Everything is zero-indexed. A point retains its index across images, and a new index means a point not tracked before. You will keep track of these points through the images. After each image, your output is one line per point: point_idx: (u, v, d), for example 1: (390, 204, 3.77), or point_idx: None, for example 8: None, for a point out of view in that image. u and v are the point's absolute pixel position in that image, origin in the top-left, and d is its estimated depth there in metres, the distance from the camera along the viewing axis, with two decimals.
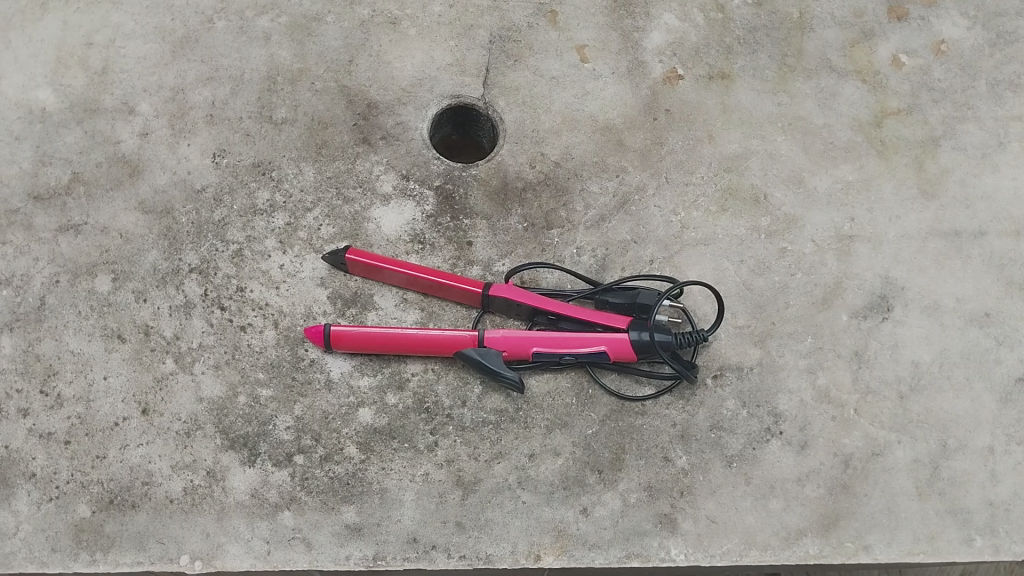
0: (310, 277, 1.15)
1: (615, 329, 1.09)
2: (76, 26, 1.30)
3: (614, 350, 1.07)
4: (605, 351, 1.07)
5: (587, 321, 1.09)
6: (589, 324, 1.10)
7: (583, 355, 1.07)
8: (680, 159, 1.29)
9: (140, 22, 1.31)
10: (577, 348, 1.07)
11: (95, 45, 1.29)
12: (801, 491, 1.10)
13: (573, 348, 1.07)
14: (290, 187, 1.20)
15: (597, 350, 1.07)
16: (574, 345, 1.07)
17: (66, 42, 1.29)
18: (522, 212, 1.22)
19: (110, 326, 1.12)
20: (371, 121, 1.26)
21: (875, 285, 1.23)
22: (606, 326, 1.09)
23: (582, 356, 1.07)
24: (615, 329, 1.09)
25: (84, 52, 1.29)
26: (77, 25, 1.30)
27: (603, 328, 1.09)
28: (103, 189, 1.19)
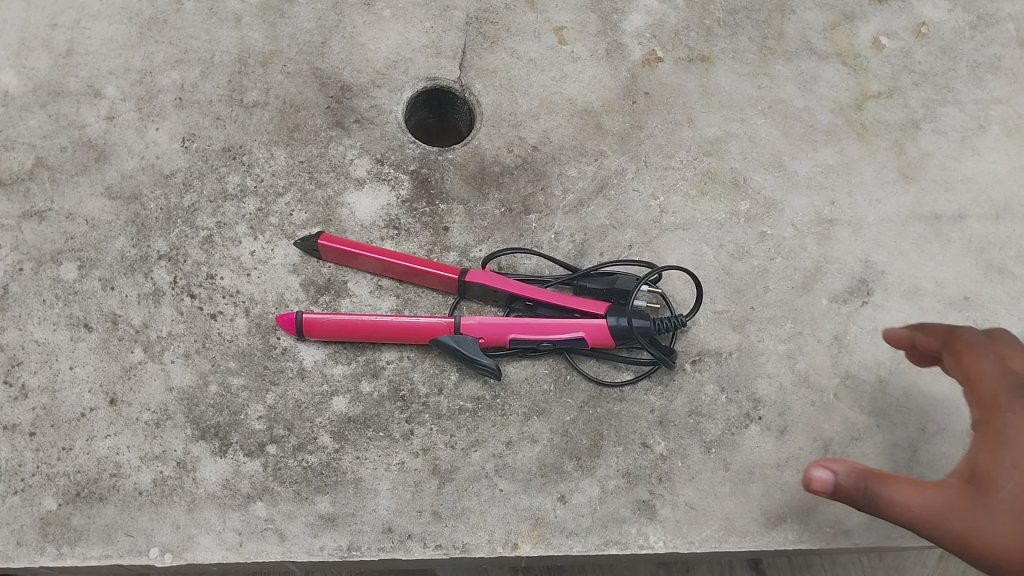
0: (283, 263, 1.13)
1: (593, 315, 1.08)
2: (39, 7, 1.27)
3: (592, 336, 1.06)
4: (583, 337, 1.06)
5: (565, 307, 1.08)
6: (567, 310, 1.08)
7: (560, 341, 1.06)
8: (660, 142, 1.27)
9: (106, 2, 1.27)
10: (555, 334, 1.06)
11: (59, 26, 1.26)
12: (780, 477, 1.09)
13: (550, 335, 1.06)
14: (261, 172, 1.18)
15: (575, 336, 1.06)
16: (552, 332, 1.06)
17: (28, 23, 1.26)
18: (499, 196, 1.20)
19: (75, 315, 1.09)
20: (345, 104, 1.23)
21: (855, 269, 1.22)
22: (584, 312, 1.08)
23: (560, 343, 1.06)
24: (593, 314, 1.08)
25: (47, 33, 1.25)
26: (41, 6, 1.27)
27: (581, 314, 1.08)
28: (68, 174, 1.16)
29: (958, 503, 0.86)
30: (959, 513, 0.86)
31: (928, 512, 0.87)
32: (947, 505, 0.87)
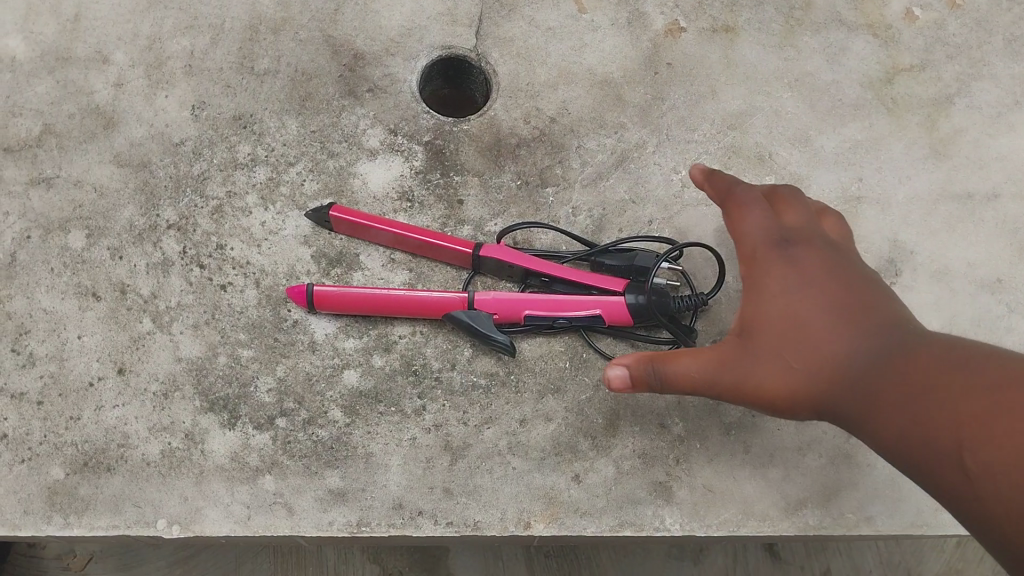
0: (294, 235, 1.10)
1: (610, 292, 1.05)
2: None
3: (609, 314, 1.03)
4: (600, 315, 1.03)
5: (582, 284, 1.05)
6: (585, 287, 1.05)
7: (577, 318, 1.03)
8: (682, 115, 1.23)
9: None
10: (571, 312, 1.03)
11: None
12: (801, 461, 1.06)
13: (566, 312, 1.03)
14: (272, 141, 1.15)
15: (592, 314, 1.03)
16: (568, 309, 1.03)
17: None
18: (515, 169, 1.17)
19: (84, 283, 1.08)
20: (358, 73, 1.20)
21: (882, 249, 1.18)
22: (601, 289, 1.05)
23: (576, 320, 1.03)
24: (611, 291, 1.05)
25: None
26: None
27: (598, 291, 1.05)
28: (76, 141, 1.15)
29: (723, 362, 0.88)
30: (727, 372, 0.88)
31: (714, 378, 0.89)
32: (716, 368, 0.88)
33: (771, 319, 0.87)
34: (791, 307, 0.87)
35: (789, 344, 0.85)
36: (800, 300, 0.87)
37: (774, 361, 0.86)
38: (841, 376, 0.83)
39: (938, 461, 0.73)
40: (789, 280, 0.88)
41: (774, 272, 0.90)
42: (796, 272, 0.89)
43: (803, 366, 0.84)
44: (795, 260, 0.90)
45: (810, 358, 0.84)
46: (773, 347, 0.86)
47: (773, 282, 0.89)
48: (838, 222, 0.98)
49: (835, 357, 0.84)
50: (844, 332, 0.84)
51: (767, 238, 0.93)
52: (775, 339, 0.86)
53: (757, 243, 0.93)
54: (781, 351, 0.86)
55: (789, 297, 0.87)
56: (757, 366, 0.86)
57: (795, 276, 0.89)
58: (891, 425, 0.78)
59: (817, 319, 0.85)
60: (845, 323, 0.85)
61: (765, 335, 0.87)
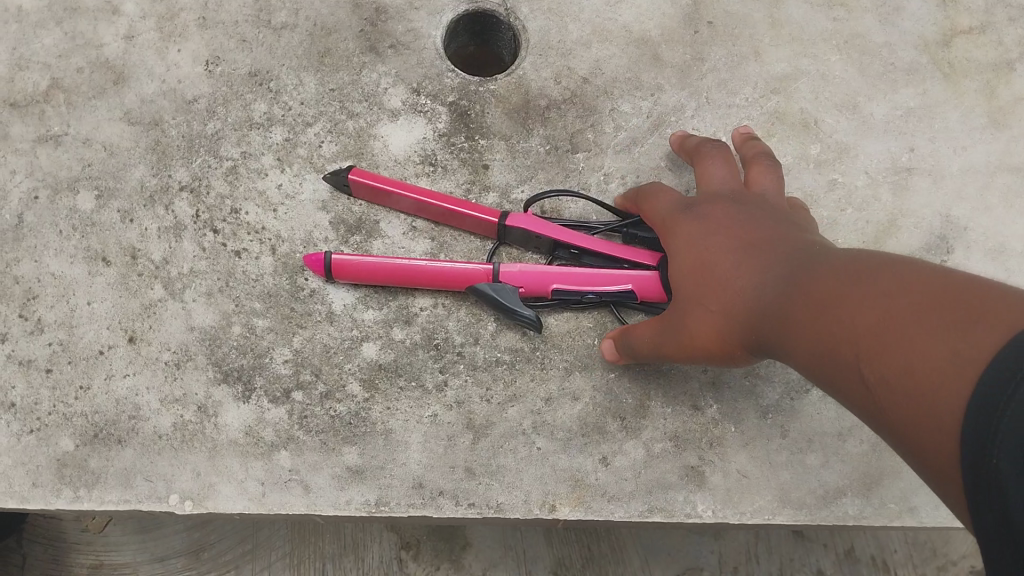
0: (312, 199, 1.06)
1: (644, 266, 0.99)
2: None
3: (642, 290, 0.97)
4: (632, 291, 0.97)
5: (614, 257, 0.99)
6: (616, 260, 0.99)
7: (607, 294, 0.98)
8: (723, 77, 1.16)
9: None
10: (601, 287, 0.98)
11: None
12: (842, 447, 1.01)
13: (596, 287, 0.98)
14: (290, 99, 1.10)
15: (623, 290, 0.97)
16: (598, 284, 0.97)
17: None
18: (545, 132, 1.11)
19: (94, 247, 1.04)
20: (381, 28, 1.14)
21: (934, 225, 1.12)
22: (634, 263, 0.99)
23: (607, 296, 0.98)
24: (644, 266, 0.99)
25: None
26: None
27: (631, 265, 0.99)
28: (85, 97, 1.10)
29: (662, 323, 0.89)
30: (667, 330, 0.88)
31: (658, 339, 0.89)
32: (659, 330, 0.89)
33: (685, 272, 0.87)
34: (700, 258, 0.85)
35: (702, 293, 0.84)
36: (704, 250, 0.86)
37: (694, 311, 0.84)
38: (752, 314, 0.78)
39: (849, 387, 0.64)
40: (696, 231, 0.88)
41: (681, 230, 0.90)
42: (700, 223, 0.88)
43: (720, 311, 0.82)
44: (695, 216, 0.90)
45: (722, 302, 0.82)
46: (692, 297, 0.85)
47: (682, 240, 0.89)
48: (765, 166, 0.96)
49: (746, 299, 0.79)
50: (750, 270, 0.80)
51: (678, 203, 0.93)
52: (693, 290, 0.85)
53: (668, 208, 0.94)
54: (697, 301, 0.84)
55: (694, 250, 0.87)
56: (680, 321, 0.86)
57: (703, 227, 0.88)
58: (803, 356, 0.70)
59: (722, 265, 0.83)
60: (754, 262, 0.81)
61: (684, 287, 0.87)
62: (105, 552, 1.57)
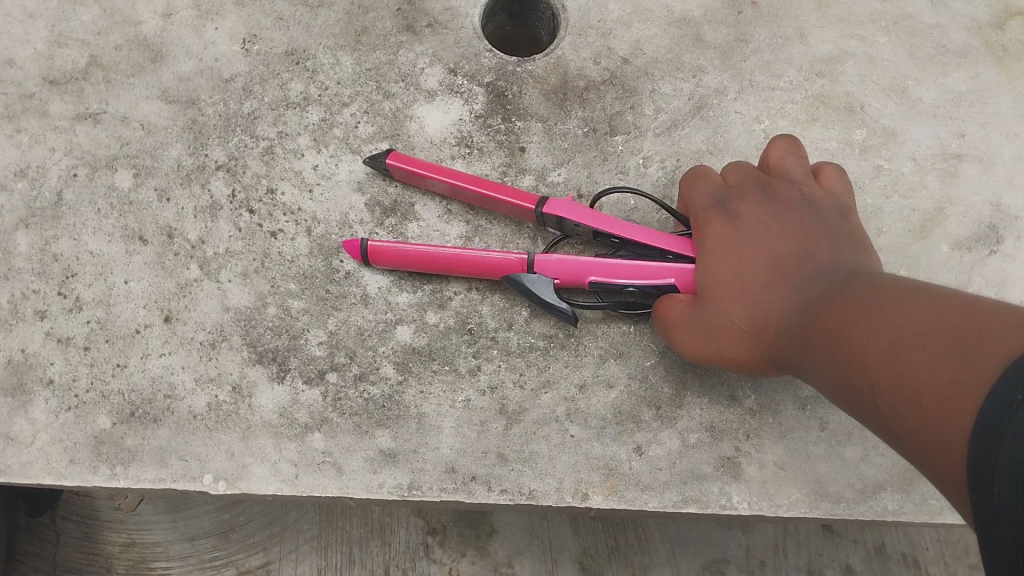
0: (348, 180, 1.05)
1: (688, 259, 0.95)
2: None
3: (684, 283, 0.93)
4: (674, 284, 0.93)
5: (657, 249, 0.95)
6: (660, 252, 0.95)
7: (647, 287, 0.94)
8: (767, 59, 1.13)
9: None
10: (642, 279, 0.94)
11: None
12: (882, 441, 0.99)
13: (636, 279, 0.94)
14: (326, 79, 1.09)
15: (664, 283, 0.93)
16: (638, 276, 0.94)
17: None
18: (583, 114, 1.09)
19: (131, 226, 1.04)
20: (418, 7, 1.12)
21: (983, 214, 1.08)
22: (679, 255, 0.95)
23: (647, 289, 0.94)
24: (688, 258, 0.95)
25: None
26: None
27: (676, 257, 0.95)
28: (123, 74, 1.10)
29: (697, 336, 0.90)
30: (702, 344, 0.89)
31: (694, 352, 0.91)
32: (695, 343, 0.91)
33: (708, 280, 0.88)
34: (729, 266, 0.87)
35: (729, 302, 0.85)
36: (735, 258, 0.87)
37: (719, 320, 0.86)
38: (784, 330, 0.80)
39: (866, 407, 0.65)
40: (724, 235, 0.89)
41: (707, 232, 0.91)
42: (729, 228, 0.90)
43: (749, 324, 0.84)
44: (724, 219, 0.91)
45: (751, 315, 0.84)
46: (714, 305, 0.86)
47: (708, 243, 0.90)
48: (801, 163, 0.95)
49: (776, 316, 0.81)
50: (781, 288, 0.82)
51: (708, 199, 0.95)
52: (717, 298, 0.86)
53: (700, 205, 0.95)
54: (721, 312, 0.86)
55: (721, 255, 0.88)
56: (701, 329, 0.87)
57: (733, 232, 0.89)
58: (827, 375, 0.71)
59: (754, 276, 0.85)
60: (783, 277, 0.83)
61: (706, 295, 0.88)
62: (136, 531, 1.60)
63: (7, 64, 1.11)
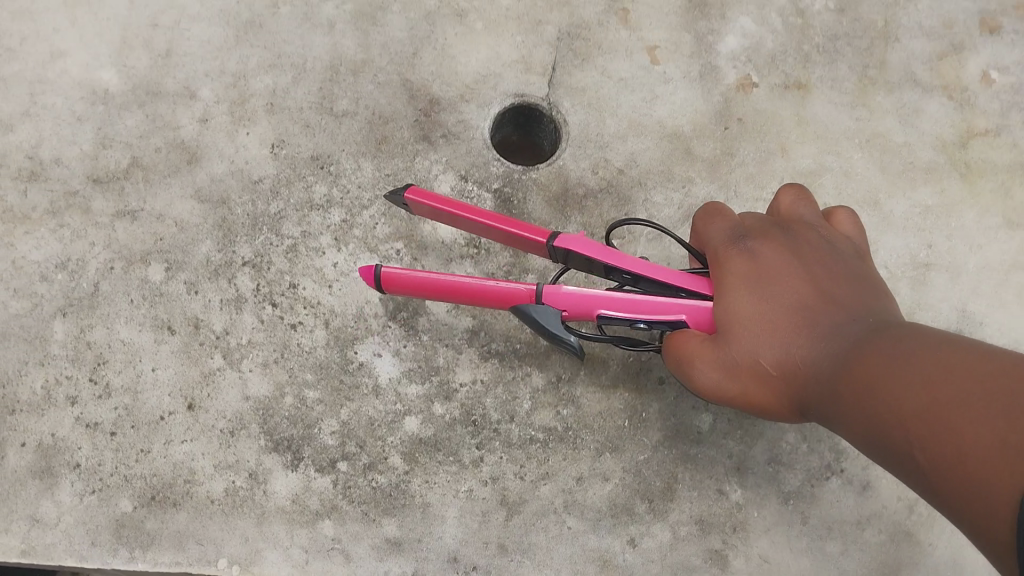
0: (364, 277, 1.12)
1: (699, 296, 0.95)
2: (143, 5, 1.24)
3: (695, 320, 0.93)
4: (685, 320, 0.93)
5: (669, 285, 0.95)
6: (672, 289, 0.96)
7: (658, 323, 0.94)
8: (751, 171, 1.23)
9: (205, 3, 1.24)
10: (652, 314, 0.94)
11: (160, 26, 1.23)
12: (858, 535, 1.07)
13: (647, 315, 0.94)
14: (348, 183, 1.17)
15: (676, 320, 0.93)
16: (650, 312, 0.93)
17: (132, 20, 1.23)
18: (581, 220, 1.18)
19: (161, 316, 1.10)
20: (433, 117, 1.22)
21: (950, 318, 1.18)
22: (690, 292, 0.95)
23: (658, 324, 0.94)
24: (699, 296, 0.95)
25: (148, 32, 1.23)
26: (144, 5, 1.24)
27: (687, 293, 0.95)
28: (160, 174, 1.17)
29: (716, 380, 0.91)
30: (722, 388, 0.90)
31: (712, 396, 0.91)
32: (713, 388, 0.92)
33: (730, 317, 0.88)
34: (753, 306, 0.87)
35: (752, 341, 0.86)
36: (759, 298, 0.88)
37: (743, 359, 0.86)
38: (810, 372, 0.81)
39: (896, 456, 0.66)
40: (747, 274, 0.90)
41: (728, 268, 0.91)
42: (751, 267, 0.90)
43: (774, 364, 0.84)
44: (745, 255, 0.91)
45: (775, 356, 0.84)
46: (737, 343, 0.86)
47: (730, 280, 0.90)
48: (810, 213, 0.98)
49: (801, 363, 0.82)
50: (807, 332, 0.83)
51: (726, 236, 0.95)
52: (740, 337, 0.86)
53: (716, 241, 0.96)
54: (745, 350, 0.86)
55: (745, 293, 0.88)
56: (722, 367, 0.87)
57: (755, 271, 0.90)
58: (855, 419, 0.72)
59: (778, 317, 0.85)
60: (809, 322, 0.84)
61: (727, 332, 0.88)
62: None
63: (53, 162, 1.17)
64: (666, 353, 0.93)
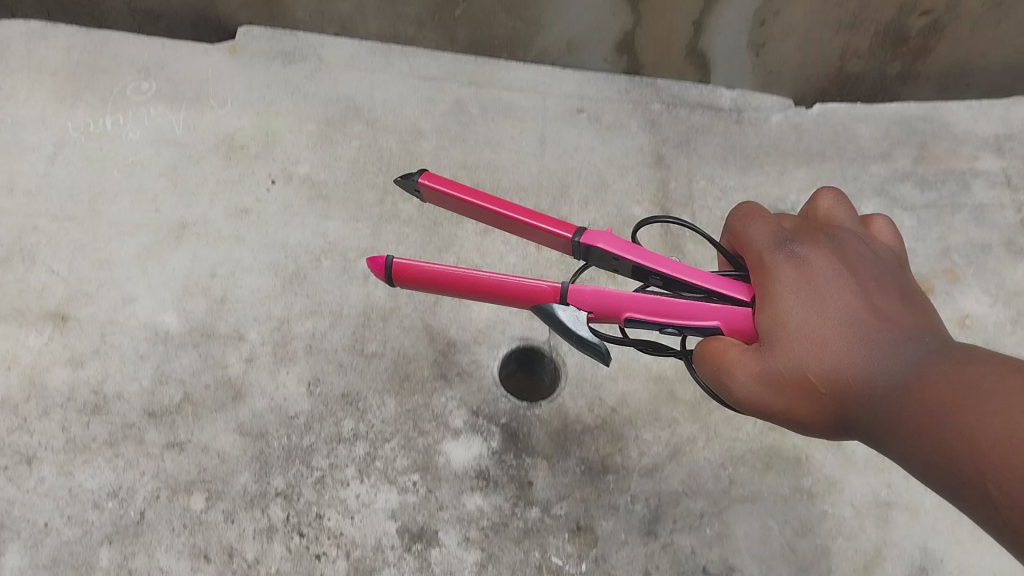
0: (382, 508, 1.17)
1: (731, 301, 0.94)
2: (205, 259, 1.34)
3: (729, 325, 0.91)
4: (717, 326, 0.92)
5: (699, 286, 0.95)
6: (702, 291, 0.95)
7: (685, 327, 0.94)
8: (729, 413, 1.31)
9: (259, 258, 1.36)
10: (682, 318, 0.93)
11: (218, 277, 1.33)
12: None
13: (676, 318, 0.93)
14: (373, 418, 1.24)
15: (707, 325, 0.92)
16: (680, 315, 0.93)
17: (193, 271, 1.33)
18: (580, 453, 1.25)
19: (198, 544, 1.12)
20: (450, 357, 1.31)
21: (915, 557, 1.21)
22: (722, 297, 0.94)
23: (687, 328, 0.93)
24: (732, 301, 0.94)
25: (207, 282, 1.32)
26: (206, 258, 1.35)
27: (719, 298, 0.95)
28: (208, 409, 1.22)
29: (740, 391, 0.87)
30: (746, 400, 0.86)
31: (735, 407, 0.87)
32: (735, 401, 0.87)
33: (776, 322, 0.84)
34: (802, 309, 0.83)
35: (799, 347, 0.80)
36: (808, 303, 0.83)
37: (790, 364, 0.80)
38: (864, 377, 0.75)
39: (949, 462, 0.63)
40: (798, 286, 0.85)
41: (777, 274, 0.87)
42: (801, 275, 0.86)
43: (820, 370, 0.78)
44: (793, 262, 0.87)
45: (822, 356, 0.79)
46: (782, 348, 0.81)
47: (777, 284, 0.86)
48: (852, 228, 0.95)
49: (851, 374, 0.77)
50: (857, 330, 0.79)
51: (770, 244, 0.90)
52: (788, 343, 0.81)
53: (765, 249, 0.91)
54: (792, 354, 0.80)
55: (794, 301, 0.84)
56: (763, 373, 0.82)
57: (808, 282, 0.85)
58: (905, 427, 0.69)
59: (831, 322, 0.81)
60: (862, 327, 0.79)
61: (773, 338, 0.83)
62: None
63: (116, 396, 1.21)
64: (696, 356, 0.90)
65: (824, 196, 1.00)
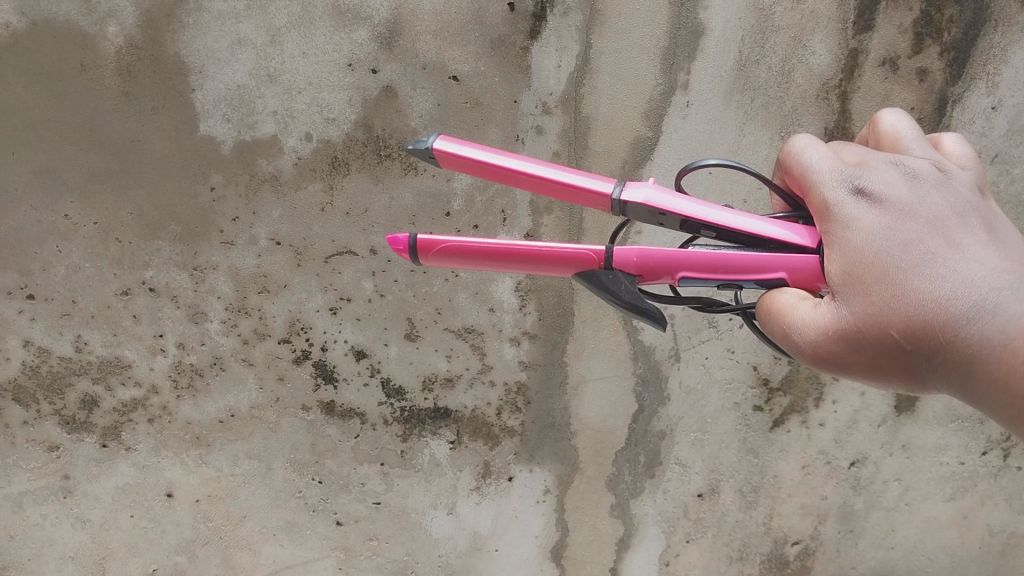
0: None
1: (795, 246, 0.84)
2: None
3: (797, 278, 0.83)
4: (783, 278, 0.84)
5: (755, 235, 0.86)
6: (759, 240, 0.86)
7: (745, 280, 0.86)
8: None
9: None
10: (742, 273, 0.85)
11: None
12: None
13: (734, 274, 0.86)
14: None
15: (774, 278, 0.84)
16: (741, 270, 0.85)
17: None
18: None
19: None
20: None
21: None
22: (781, 243, 0.85)
23: (748, 282, 0.85)
24: (795, 245, 0.84)
25: None
26: None
27: (777, 245, 0.85)
28: None
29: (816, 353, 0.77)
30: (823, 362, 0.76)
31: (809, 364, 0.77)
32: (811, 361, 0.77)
33: (850, 268, 0.73)
34: (880, 247, 0.72)
35: (881, 301, 0.70)
36: (888, 247, 0.72)
37: (872, 323, 0.70)
38: (955, 337, 0.66)
39: None
40: (874, 221, 0.73)
41: (843, 218, 0.75)
42: (875, 212, 0.74)
43: (909, 328, 0.68)
44: (863, 195, 0.75)
45: (912, 311, 0.68)
46: (860, 303, 0.71)
47: (847, 233, 0.75)
48: (919, 134, 0.82)
49: (946, 326, 0.66)
50: (948, 278, 0.68)
51: (829, 177, 0.78)
52: (867, 295, 0.71)
53: (827, 185, 0.77)
54: (873, 310, 0.70)
55: (871, 244, 0.73)
56: (840, 331, 0.72)
57: (885, 216, 0.73)
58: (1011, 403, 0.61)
59: (915, 268, 0.70)
60: (965, 277, 0.67)
61: (849, 289, 0.73)
62: None
63: None
64: (759, 313, 0.82)
65: (887, 123, 0.84)
